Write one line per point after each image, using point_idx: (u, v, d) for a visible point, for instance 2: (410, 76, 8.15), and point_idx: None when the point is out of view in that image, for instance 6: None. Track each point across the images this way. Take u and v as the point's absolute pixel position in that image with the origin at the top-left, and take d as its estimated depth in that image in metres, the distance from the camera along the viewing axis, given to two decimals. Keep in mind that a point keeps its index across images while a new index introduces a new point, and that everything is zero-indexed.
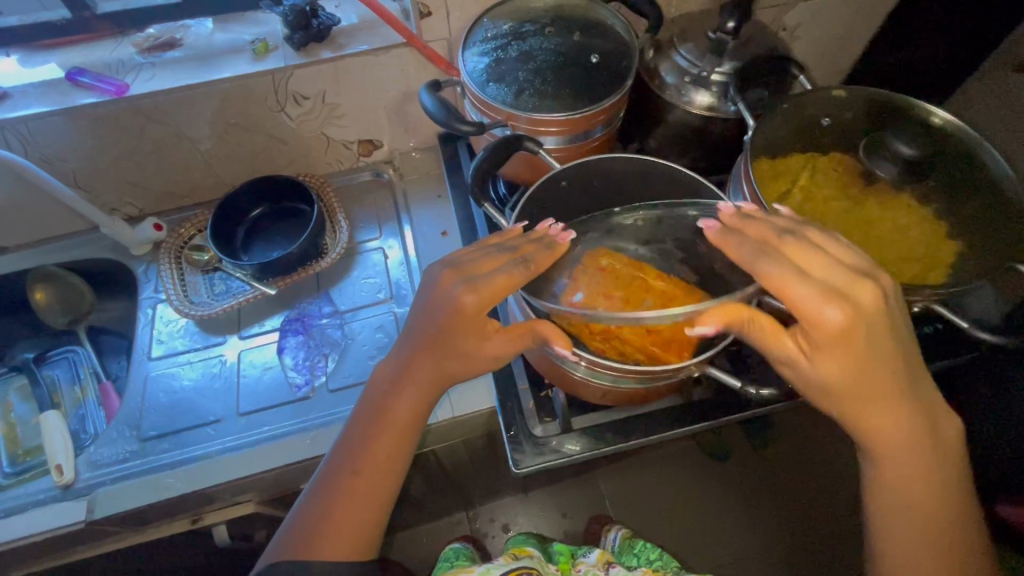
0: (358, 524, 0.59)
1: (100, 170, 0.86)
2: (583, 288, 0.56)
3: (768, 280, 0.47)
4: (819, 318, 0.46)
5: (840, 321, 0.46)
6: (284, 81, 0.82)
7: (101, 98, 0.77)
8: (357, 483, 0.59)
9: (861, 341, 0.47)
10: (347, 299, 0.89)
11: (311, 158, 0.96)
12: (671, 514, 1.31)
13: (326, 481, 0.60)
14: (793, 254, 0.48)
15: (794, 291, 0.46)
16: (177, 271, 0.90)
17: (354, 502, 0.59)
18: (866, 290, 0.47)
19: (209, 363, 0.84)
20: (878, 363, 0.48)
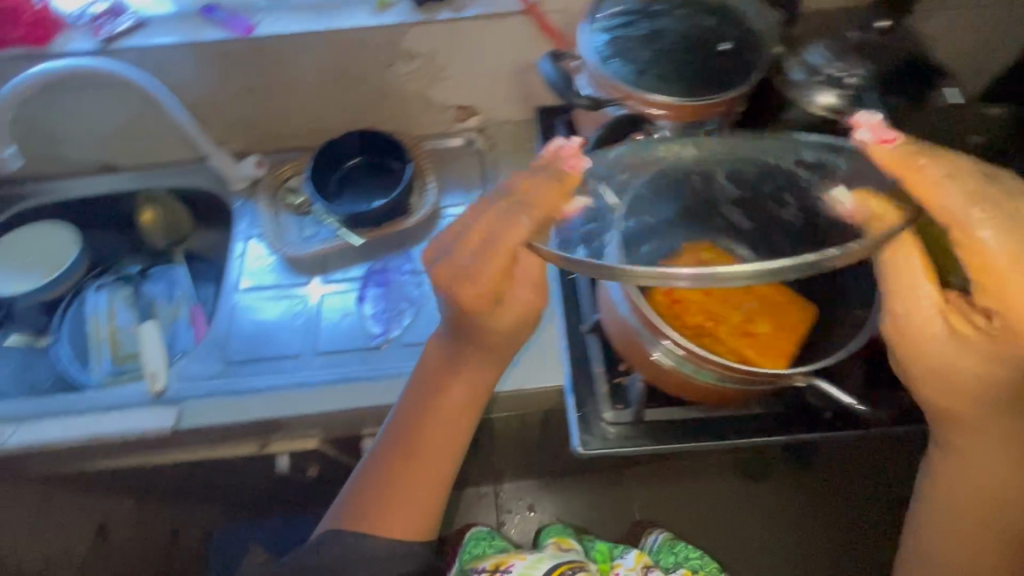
0: (417, 508, 0.67)
1: (217, 103, 0.90)
2: (683, 265, 0.59)
3: (925, 195, 0.46)
4: (973, 240, 0.46)
5: (995, 247, 0.46)
6: (400, 37, 0.84)
7: (231, 35, 0.81)
8: (415, 475, 0.67)
9: (1007, 295, 0.48)
10: (427, 259, 0.90)
11: (409, 117, 0.97)
12: (704, 524, 1.27)
13: (377, 461, 0.68)
14: (928, 197, 0.46)
15: (944, 209, 0.45)
16: (272, 210, 0.94)
17: (411, 484, 0.67)
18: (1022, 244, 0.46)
19: (292, 301, 0.87)
20: (1010, 310, 0.49)
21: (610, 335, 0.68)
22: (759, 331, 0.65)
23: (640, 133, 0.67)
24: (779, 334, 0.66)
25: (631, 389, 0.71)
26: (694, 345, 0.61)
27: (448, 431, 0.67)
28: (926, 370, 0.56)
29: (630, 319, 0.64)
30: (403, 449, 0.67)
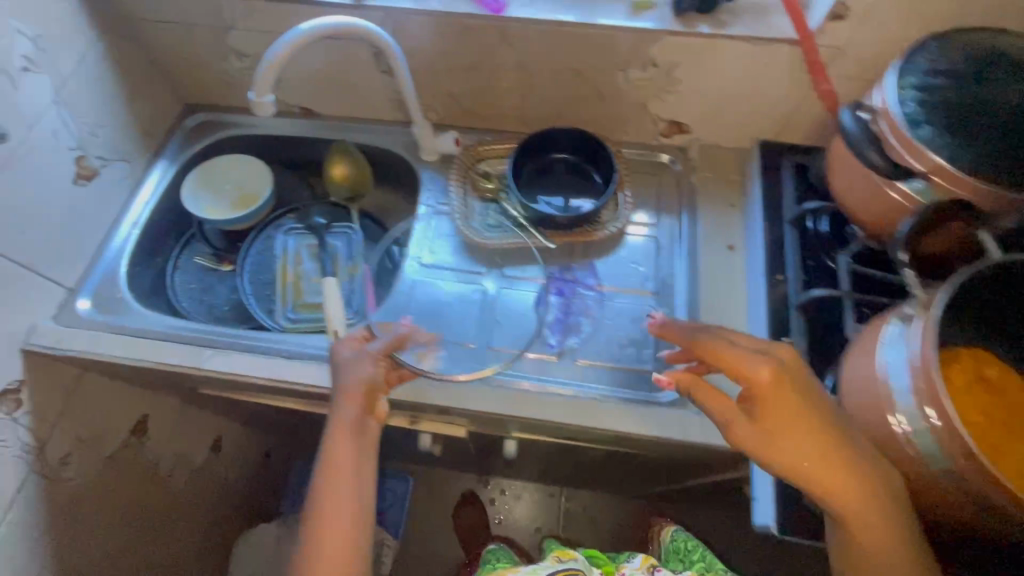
0: (328, 528, 0.66)
1: (436, 74, 0.89)
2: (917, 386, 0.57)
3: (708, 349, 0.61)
4: (747, 371, 0.58)
5: (767, 373, 0.57)
6: (649, 44, 0.77)
7: (480, 11, 0.78)
8: (326, 509, 0.67)
9: (767, 415, 0.58)
10: (611, 276, 0.87)
11: (615, 122, 0.93)
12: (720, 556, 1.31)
13: (317, 510, 0.67)
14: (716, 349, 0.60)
15: (730, 351, 0.59)
16: (462, 191, 0.93)
17: (333, 527, 0.66)
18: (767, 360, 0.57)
19: (471, 287, 0.88)
20: (850, 462, 0.57)
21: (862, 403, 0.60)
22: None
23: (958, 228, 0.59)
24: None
25: None
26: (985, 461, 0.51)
27: (350, 438, 0.70)
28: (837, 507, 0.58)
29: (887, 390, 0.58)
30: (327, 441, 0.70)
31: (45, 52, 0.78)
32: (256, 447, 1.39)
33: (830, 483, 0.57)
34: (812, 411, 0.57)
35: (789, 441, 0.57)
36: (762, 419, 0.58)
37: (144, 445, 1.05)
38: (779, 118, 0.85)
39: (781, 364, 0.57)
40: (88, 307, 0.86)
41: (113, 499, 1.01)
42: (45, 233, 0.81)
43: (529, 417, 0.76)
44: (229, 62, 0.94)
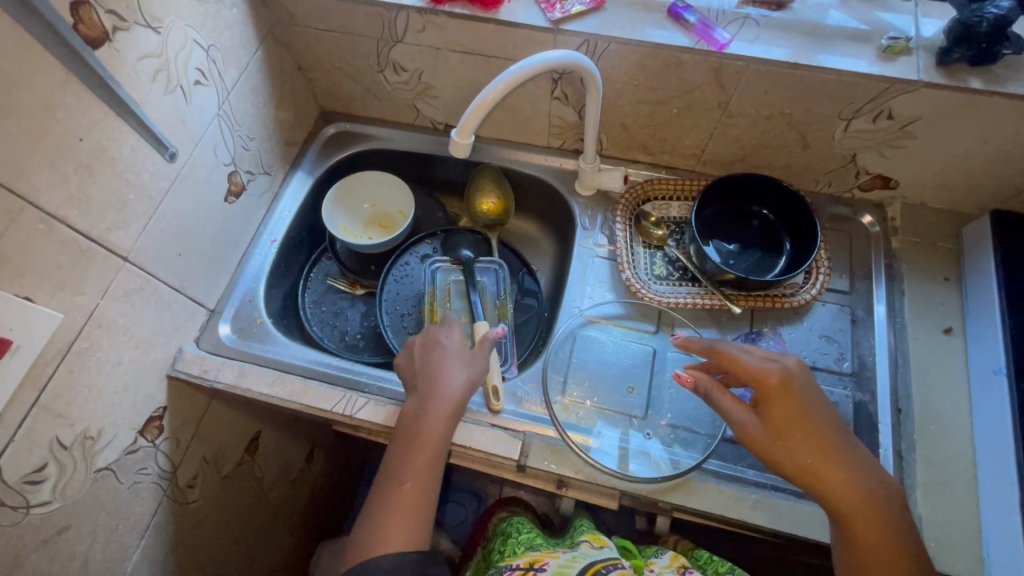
0: (411, 481, 0.62)
1: (618, 106, 0.79)
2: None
3: (722, 355, 0.62)
4: (763, 373, 0.60)
5: (777, 376, 0.59)
6: (895, 96, 0.66)
7: (699, 46, 0.68)
8: (417, 462, 0.63)
9: (775, 415, 0.59)
10: (802, 350, 0.76)
11: (809, 172, 0.82)
12: None
13: (390, 474, 0.63)
14: (726, 357, 0.62)
15: (734, 354, 0.61)
16: (628, 234, 0.84)
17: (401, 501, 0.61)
18: (775, 369, 0.60)
19: (640, 346, 0.78)
20: (839, 459, 0.57)
21: None
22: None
23: None
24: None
25: None
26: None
27: (449, 414, 0.65)
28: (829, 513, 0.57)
29: None
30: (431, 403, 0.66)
31: (214, 63, 0.73)
32: (339, 459, 1.33)
33: (818, 474, 0.57)
34: (812, 417, 0.59)
35: (796, 438, 0.58)
36: (770, 419, 0.59)
37: (255, 462, 0.99)
38: (1022, 185, 0.73)
39: (790, 370, 0.60)
40: (229, 332, 0.82)
41: (227, 520, 0.95)
42: (196, 252, 0.77)
43: (680, 501, 0.68)
44: (384, 74, 0.87)
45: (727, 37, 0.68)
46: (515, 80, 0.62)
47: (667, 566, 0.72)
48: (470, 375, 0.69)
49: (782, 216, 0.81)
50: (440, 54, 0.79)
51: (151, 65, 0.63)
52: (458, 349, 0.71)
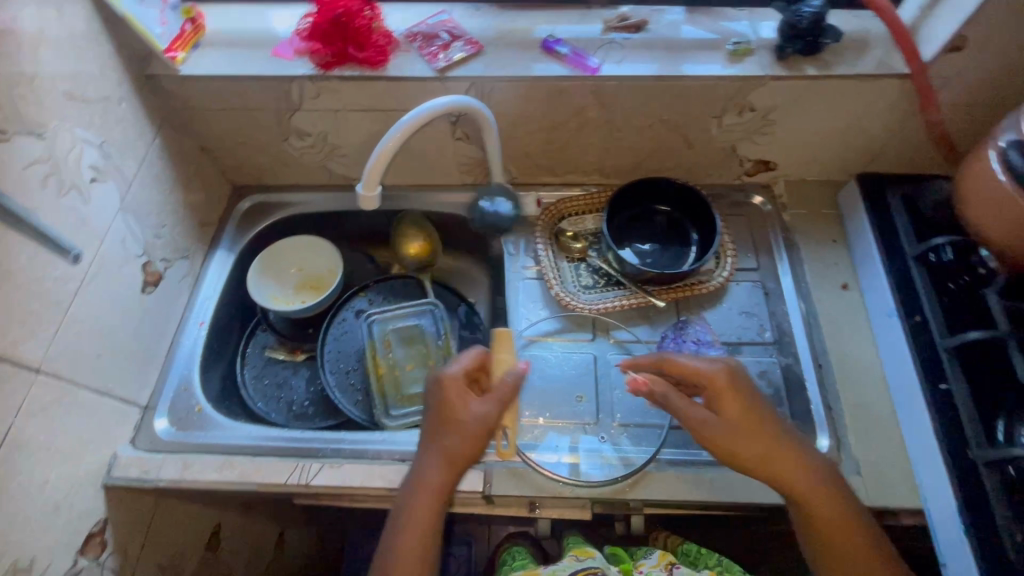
0: (424, 520, 0.62)
1: (517, 137, 0.85)
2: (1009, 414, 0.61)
3: (670, 361, 0.67)
4: (710, 372, 0.64)
5: (722, 373, 0.64)
6: (751, 91, 0.75)
7: (574, 73, 0.74)
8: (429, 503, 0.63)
9: (728, 407, 0.63)
10: (725, 329, 0.82)
11: (699, 167, 0.90)
12: None
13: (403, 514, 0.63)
14: (673, 364, 0.66)
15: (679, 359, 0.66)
16: (550, 252, 0.89)
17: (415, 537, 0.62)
18: (717, 366, 0.64)
19: (582, 355, 0.82)
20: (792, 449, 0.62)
21: None
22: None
23: None
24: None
25: None
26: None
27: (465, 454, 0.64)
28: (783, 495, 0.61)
29: None
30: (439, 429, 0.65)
31: (109, 158, 0.72)
32: (314, 537, 1.26)
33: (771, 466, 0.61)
34: (754, 406, 0.63)
35: (751, 432, 0.62)
36: (725, 412, 0.63)
37: (218, 558, 0.93)
38: (875, 149, 0.83)
39: (732, 368, 0.65)
40: (166, 426, 0.78)
41: None
42: (119, 349, 0.74)
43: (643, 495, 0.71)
44: (289, 142, 0.89)
45: (597, 62, 0.75)
46: (408, 130, 0.67)
47: (654, 565, 0.75)
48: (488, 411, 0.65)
49: (684, 211, 0.88)
50: (340, 115, 0.82)
51: (40, 171, 0.62)
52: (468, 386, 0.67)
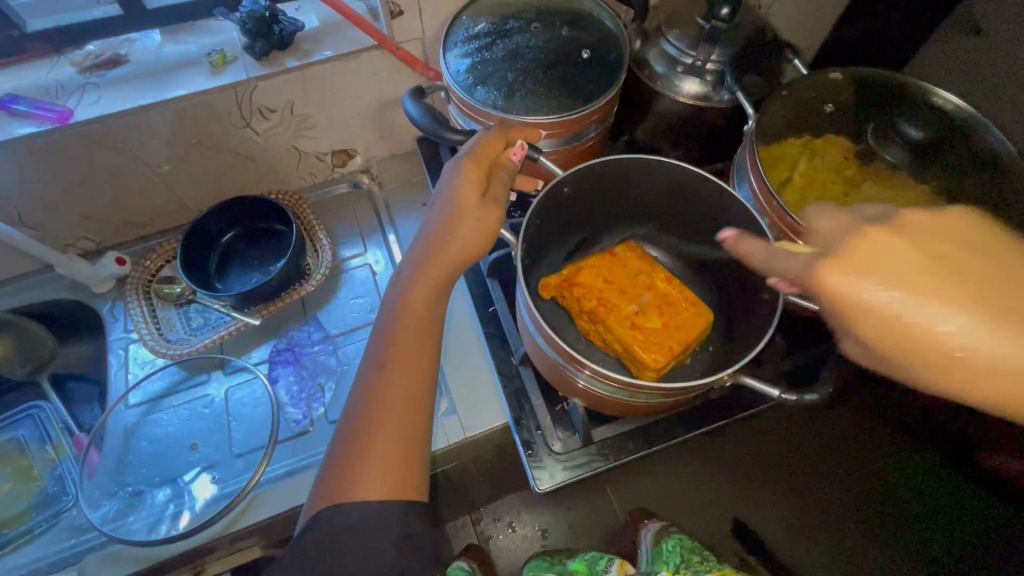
0: (381, 380, 0.56)
1: (48, 204, 0.78)
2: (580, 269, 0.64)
3: (524, 127, 0.62)
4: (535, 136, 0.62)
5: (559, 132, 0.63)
6: (248, 95, 0.74)
7: (41, 127, 0.68)
8: (394, 352, 0.57)
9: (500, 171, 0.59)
10: (337, 322, 0.84)
11: (282, 173, 0.90)
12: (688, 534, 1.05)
13: (359, 398, 0.55)
14: (520, 130, 0.61)
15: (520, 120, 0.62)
16: (147, 308, 0.83)
17: (376, 422, 0.54)
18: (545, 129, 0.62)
19: (197, 401, 0.78)
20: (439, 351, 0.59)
21: (540, 368, 0.63)
22: (651, 326, 0.59)
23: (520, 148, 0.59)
24: (670, 330, 0.59)
25: (573, 414, 0.66)
26: (610, 377, 0.53)
27: (430, 280, 0.59)
28: (440, 298, 0.60)
29: (543, 345, 0.58)
30: (426, 266, 0.59)
31: None
32: None
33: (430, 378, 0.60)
34: (500, 196, 0.59)
35: (485, 213, 0.58)
36: (489, 190, 0.59)
37: None
38: None
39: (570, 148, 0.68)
40: None
41: None
42: None
43: (253, 518, 0.67)
44: None
45: (67, 108, 0.70)
46: None
47: None
48: (458, 245, 0.58)
49: (274, 222, 0.88)
50: None
51: None
52: (478, 187, 0.57)
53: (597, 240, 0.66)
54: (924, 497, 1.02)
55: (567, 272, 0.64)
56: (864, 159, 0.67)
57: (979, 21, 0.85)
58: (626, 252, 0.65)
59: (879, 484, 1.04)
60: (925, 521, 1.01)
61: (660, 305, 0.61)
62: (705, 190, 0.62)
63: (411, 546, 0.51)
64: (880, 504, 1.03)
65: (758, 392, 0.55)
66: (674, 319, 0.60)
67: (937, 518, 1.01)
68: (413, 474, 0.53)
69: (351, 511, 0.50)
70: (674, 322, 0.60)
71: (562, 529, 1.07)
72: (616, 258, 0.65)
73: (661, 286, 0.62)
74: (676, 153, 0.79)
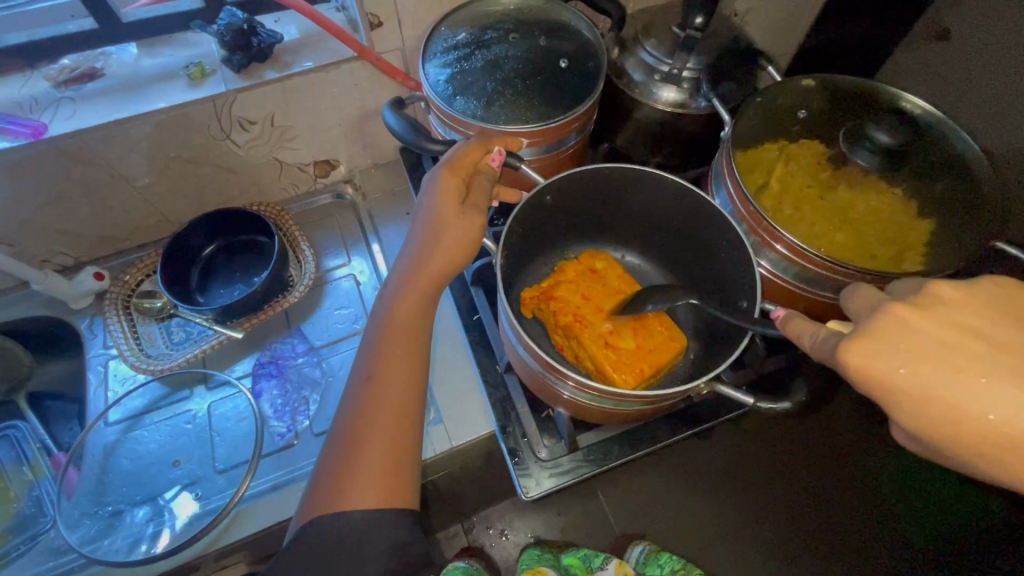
0: (367, 392, 0.55)
1: (24, 221, 0.76)
2: (563, 279, 0.66)
3: (503, 136, 0.62)
4: (513, 143, 0.62)
5: (539, 138, 0.64)
6: (227, 107, 0.74)
7: (15, 143, 0.67)
8: (378, 363, 0.57)
9: (479, 179, 0.59)
10: (321, 333, 0.83)
11: (263, 184, 0.90)
12: (678, 537, 1.05)
13: (344, 408, 0.55)
14: (499, 138, 0.62)
15: (500, 129, 0.62)
16: (127, 323, 0.81)
17: (358, 432, 0.53)
18: (524, 135, 0.63)
19: (179, 417, 0.77)
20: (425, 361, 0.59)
21: (523, 376, 0.63)
22: (624, 346, 0.59)
23: (499, 156, 0.59)
24: (643, 352, 0.59)
25: (559, 422, 0.66)
26: (592, 386, 0.53)
27: (413, 289, 0.59)
28: (424, 307, 0.60)
29: (526, 355, 0.58)
30: (410, 277, 0.59)
31: None
32: None
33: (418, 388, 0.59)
34: (481, 202, 0.59)
35: (466, 221, 0.58)
36: (468, 197, 0.59)
37: None
38: None
39: (552, 157, 0.68)
40: None
41: None
42: None
43: (238, 534, 0.66)
44: None
45: (42, 123, 0.69)
46: None
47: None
48: (442, 255, 0.58)
49: (256, 234, 0.87)
50: None
51: None
52: (457, 196, 0.58)
53: (580, 257, 0.68)
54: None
55: (544, 286, 0.65)
56: (838, 163, 0.67)
57: (946, 24, 0.87)
58: (605, 269, 0.67)
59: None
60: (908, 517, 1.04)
61: (636, 326, 0.61)
62: (686, 198, 0.63)
63: (399, 560, 0.50)
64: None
65: (733, 398, 0.55)
66: (648, 341, 0.60)
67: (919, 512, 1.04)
68: (401, 487, 0.53)
69: (338, 525, 0.49)
70: (648, 344, 0.60)
71: (555, 536, 1.07)
72: (596, 274, 0.66)
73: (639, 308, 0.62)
74: (656, 159, 0.80)
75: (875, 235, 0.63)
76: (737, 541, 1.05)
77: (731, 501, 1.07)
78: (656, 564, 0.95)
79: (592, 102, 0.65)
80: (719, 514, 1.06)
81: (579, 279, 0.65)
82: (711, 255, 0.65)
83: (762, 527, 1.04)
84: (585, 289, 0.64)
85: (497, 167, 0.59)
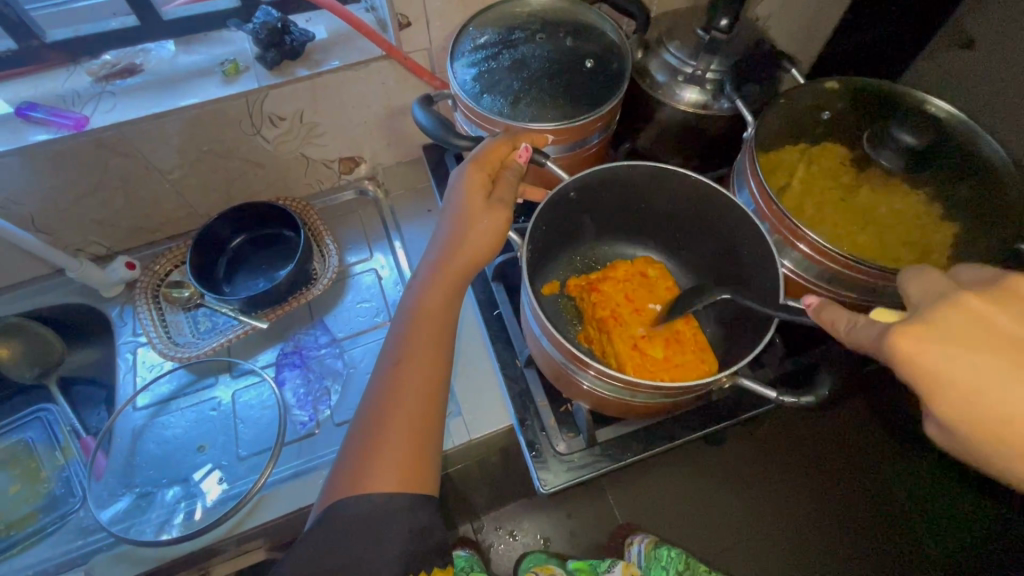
0: (397, 384, 0.56)
1: (62, 210, 0.79)
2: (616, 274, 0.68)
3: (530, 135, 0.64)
4: (541, 140, 0.64)
5: (562, 137, 0.65)
6: (259, 102, 0.76)
7: (57, 134, 0.70)
8: (406, 353, 0.58)
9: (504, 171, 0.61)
10: (343, 326, 0.85)
11: (290, 180, 0.92)
12: (688, 540, 1.05)
13: (373, 394, 0.56)
14: (525, 136, 0.63)
15: (529, 127, 0.63)
16: (155, 312, 0.83)
17: (386, 421, 0.54)
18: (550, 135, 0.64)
19: (205, 404, 0.79)
20: (449, 353, 0.60)
21: (543, 368, 0.64)
22: (652, 354, 0.60)
23: (527, 152, 0.61)
24: (669, 364, 0.60)
25: (578, 415, 0.67)
26: (614, 375, 0.53)
27: (440, 281, 0.60)
28: (451, 299, 0.61)
29: (549, 348, 0.59)
30: (438, 270, 0.60)
31: None
32: None
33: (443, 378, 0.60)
34: (508, 196, 0.60)
35: (492, 213, 0.59)
36: (495, 190, 0.60)
37: None
38: None
39: (577, 155, 0.69)
40: None
41: None
42: None
43: (260, 519, 0.68)
44: None
45: (84, 116, 0.71)
46: None
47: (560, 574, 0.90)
48: (469, 247, 0.59)
49: (283, 228, 0.89)
50: None
51: None
52: (483, 187, 0.59)
53: (634, 260, 0.70)
54: (922, 504, 1.06)
55: (591, 278, 0.68)
56: (861, 166, 0.68)
57: (971, 34, 0.87)
58: (657, 278, 0.68)
59: (877, 489, 1.07)
60: (925, 527, 1.04)
61: (669, 339, 0.62)
62: (710, 197, 0.63)
63: (421, 545, 0.51)
64: (879, 510, 1.05)
65: (755, 393, 0.56)
66: (677, 355, 0.61)
67: (934, 523, 1.04)
68: (425, 472, 0.54)
69: (364, 507, 0.50)
70: (676, 358, 0.60)
71: (566, 537, 1.07)
72: (648, 280, 0.67)
73: (677, 322, 0.63)
74: (678, 160, 0.80)
75: (898, 238, 0.63)
76: (746, 544, 1.04)
77: (743, 505, 1.07)
78: (661, 566, 0.95)
79: (618, 101, 0.65)
80: (731, 519, 1.06)
81: (629, 281, 0.67)
82: (731, 255, 0.66)
83: (774, 532, 1.04)
84: (630, 293, 0.66)
85: (524, 161, 0.61)
